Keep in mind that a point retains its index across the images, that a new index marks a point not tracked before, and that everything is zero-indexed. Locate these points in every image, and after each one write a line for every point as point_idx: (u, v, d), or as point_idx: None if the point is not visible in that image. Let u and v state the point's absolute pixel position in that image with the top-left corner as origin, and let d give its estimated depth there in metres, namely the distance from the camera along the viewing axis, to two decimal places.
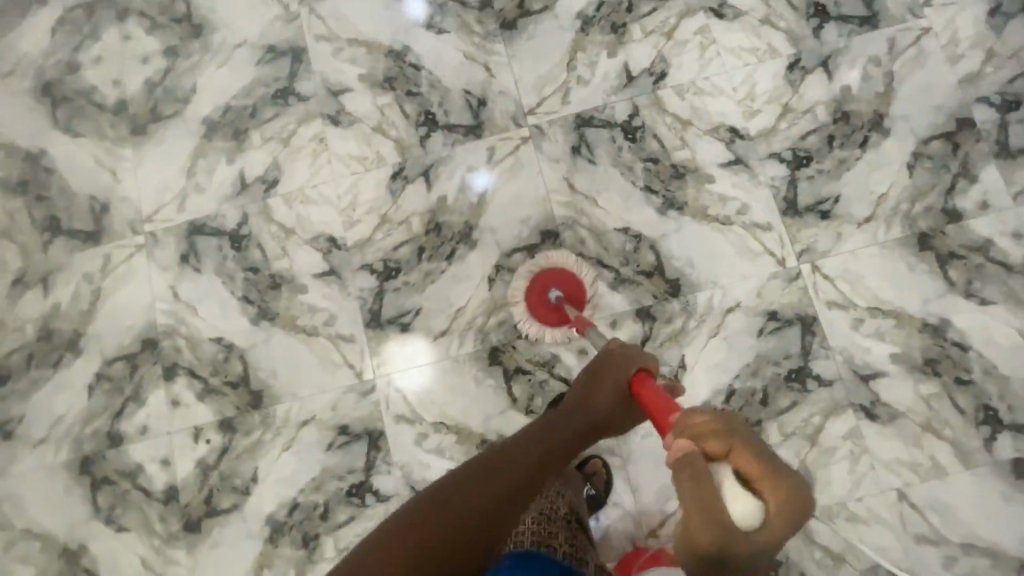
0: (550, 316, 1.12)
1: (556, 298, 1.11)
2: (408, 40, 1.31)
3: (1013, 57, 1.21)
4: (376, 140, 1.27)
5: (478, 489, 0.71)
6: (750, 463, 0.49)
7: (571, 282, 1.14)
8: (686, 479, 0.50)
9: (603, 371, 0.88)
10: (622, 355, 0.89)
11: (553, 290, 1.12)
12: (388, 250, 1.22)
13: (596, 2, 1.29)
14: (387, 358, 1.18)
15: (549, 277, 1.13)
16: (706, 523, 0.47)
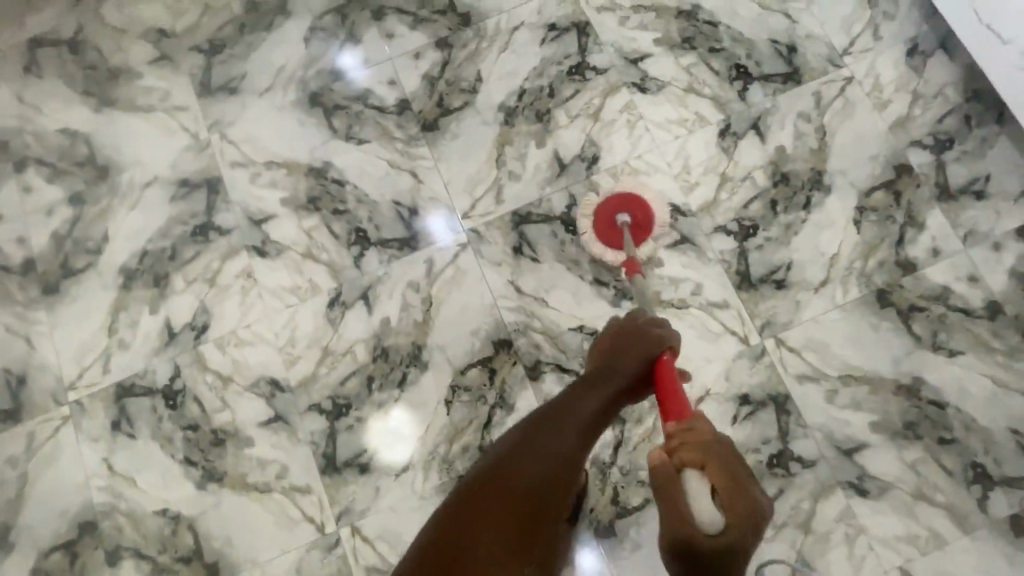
0: (613, 237, 1.13)
1: (622, 221, 1.13)
2: (328, 155, 1.25)
3: (938, 96, 1.19)
4: (307, 267, 1.20)
5: (506, 487, 0.70)
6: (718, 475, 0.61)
7: (641, 209, 1.15)
8: (665, 485, 0.61)
9: (622, 353, 0.88)
10: (634, 334, 0.90)
11: (622, 214, 1.14)
12: (335, 385, 1.14)
13: (516, 91, 1.25)
14: (371, 437, 1.11)
15: (613, 203, 1.15)
16: (678, 518, 0.58)
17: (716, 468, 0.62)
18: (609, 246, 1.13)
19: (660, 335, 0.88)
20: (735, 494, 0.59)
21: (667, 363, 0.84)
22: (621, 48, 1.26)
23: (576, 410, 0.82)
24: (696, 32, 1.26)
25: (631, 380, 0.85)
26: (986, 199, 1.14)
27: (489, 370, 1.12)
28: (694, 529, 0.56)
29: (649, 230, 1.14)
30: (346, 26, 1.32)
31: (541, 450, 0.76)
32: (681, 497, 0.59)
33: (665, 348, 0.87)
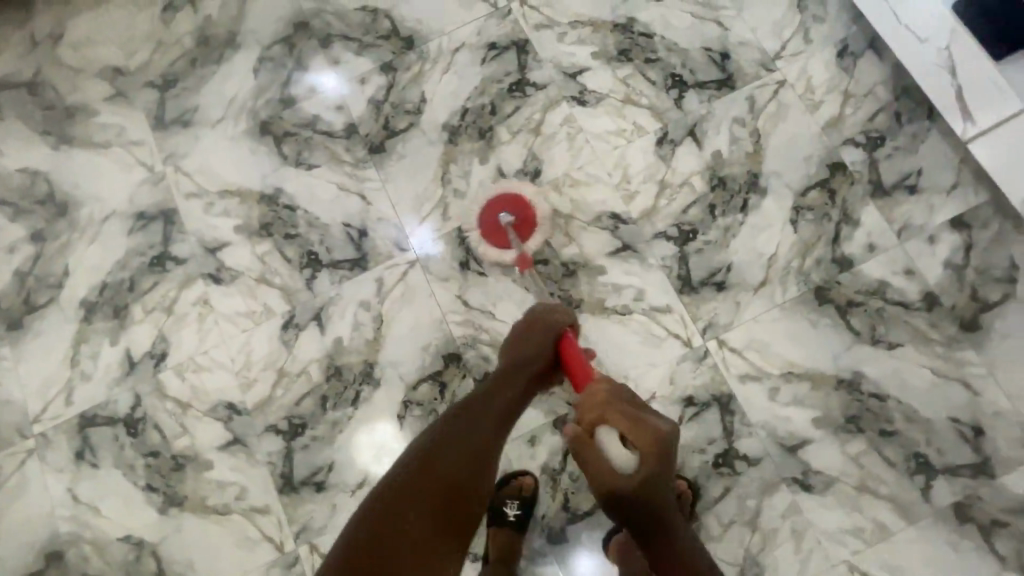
0: (497, 237, 1.16)
1: (505, 220, 1.14)
2: (279, 182, 1.29)
3: (869, 94, 1.22)
4: (262, 292, 1.23)
5: (435, 464, 0.80)
6: (620, 420, 0.83)
7: (524, 208, 1.16)
8: (583, 449, 0.83)
9: (525, 344, 0.99)
10: (547, 317, 1.01)
11: (505, 213, 1.16)
12: (291, 406, 1.17)
13: (459, 110, 1.29)
14: (358, 446, 1.14)
15: (503, 201, 1.17)
16: (603, 478, 0.80)
17: (615, 413, 0.84)
18: (495, 244, 1.16)
19: (562, 320, 1.01)
20: (640, 429, 0.82)
21: (571, 341, 0.99)
22: (559, 63, 1.29)
23: (493, 404, 0.91)
24: (632, 44, 1.29)
25: (538, 365, 0.98)
26: (919, 194, 1.16)
27: (440, 384, 1.15)
28: (613, 472, 0.79)
29: (530, 228, 1.16)
30: (293, 56, 1.36)
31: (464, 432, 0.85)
32: (605, 460, 0.81)
33: (567, 331, 1.00)
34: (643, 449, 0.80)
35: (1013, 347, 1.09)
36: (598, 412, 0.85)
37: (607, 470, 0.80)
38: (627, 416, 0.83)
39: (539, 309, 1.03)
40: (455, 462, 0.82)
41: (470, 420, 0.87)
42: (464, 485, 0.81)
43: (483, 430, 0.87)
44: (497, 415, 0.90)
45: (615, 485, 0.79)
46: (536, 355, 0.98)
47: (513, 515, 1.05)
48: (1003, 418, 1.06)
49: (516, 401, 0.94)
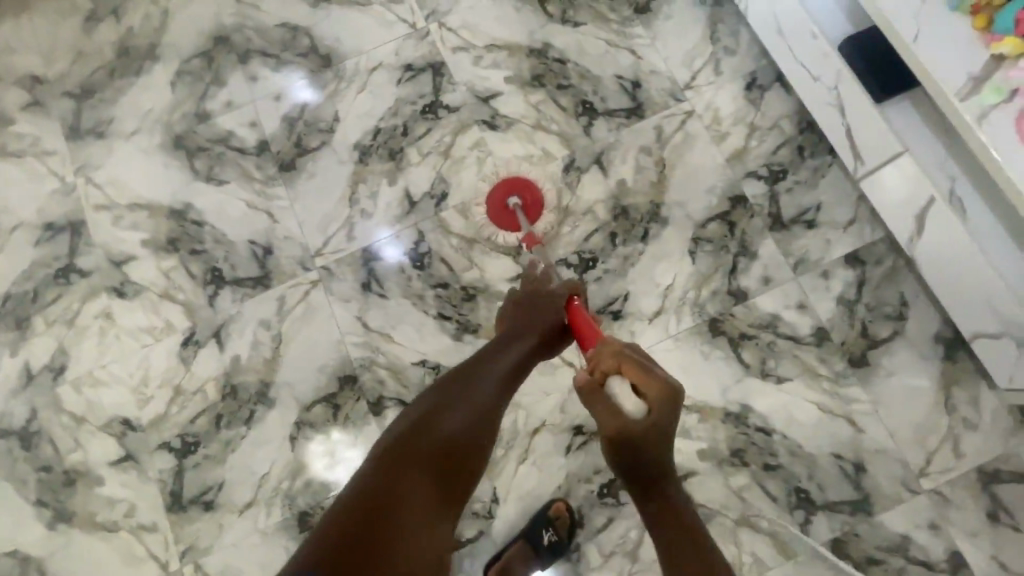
0: (505, 219, 1.17)
1: (513, 204, 1.16)
2: (189, 197, 1.28)
3: (773, 128, 1.23)
4: (163, 307, 1.23)
5: (425, 441, 0.70)
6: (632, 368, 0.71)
7: (532, 192, 1.17)
8: (592, 395, 0.70)
9: (532, 309, 0.90)
10: (546, 292, 0.92)
11: (514, 197, 1.17)
12: (185, 423, 1.17)
13: (372, 131, 1.29)
14: (312, 455, 1.13)
15: (508, 185, 1.17)
16: (611, 419, 0.66)
17: (626, 355, 0.72)
18: (503, 227, 1.18)
19: (563, 288, 0.91)
20: (646, 373, 0.69)
21: (580, 308, 0.87)
22: (473, 86, 1.30)
23: (494, 367, 0.83)
24: (546, 69, 1.29)
25: (536, 336, 0.87)
26: (817, 228, 1.17)
27: (334, 406, 1.15)
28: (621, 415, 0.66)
29: (540, 211, 1.17)
30: (211, 70, 1.35)
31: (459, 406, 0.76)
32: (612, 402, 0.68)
33: (573, 299, 0.89)
34: (651, 391, 0.67)
35: (898, 384, 1.10)
36: (615, 359, 0.72)
37: (615, 411, 0.67)
38: (638, 362, 0.71)
39: (538, 288, 0.94)
40: (455, 432, 0.73)
41: (467, 390, 0.78)
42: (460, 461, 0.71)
43: (482, 398, 0.78)
44: (502, 382, 0.82)
45: (625, 428, 0.65)
46: (539, 324, 0.88)
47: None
48: (883, 455, 1.07)
49: (523, 364, 0.86)
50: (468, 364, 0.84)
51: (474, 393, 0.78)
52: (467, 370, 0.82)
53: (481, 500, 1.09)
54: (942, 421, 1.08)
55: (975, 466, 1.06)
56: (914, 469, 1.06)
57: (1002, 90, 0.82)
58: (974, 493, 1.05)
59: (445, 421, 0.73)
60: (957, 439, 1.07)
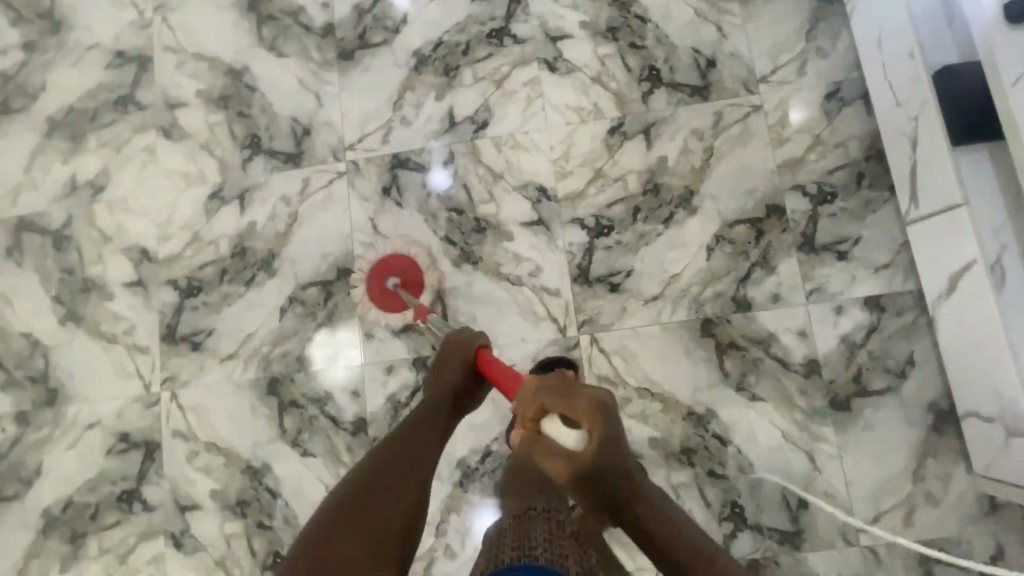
0: (391, 303, 1.12)
1: (393, 284, 1.12)
2: (249, 60, 1.32)
3: (838, 147, 1.15)
4: (201, 158, 1.30)
5: (380, 503, 0.64)
6: (551, 400, 0.61)
7: (411, 273, 1.14)
8: (532, 452, 0.61)
9: (443, 370, 0.88)
10: (459, 342, 0.90)
11: (391, 277, 1.12)
12: (194, 268, 1.25)
13: (434, 42, 1.28)
14: (316, 350, 1.19)
15: (385, 266, 1.13)
16: (560, 465, 0.59)
17: (540, 393, 0.62)
18: (386, 308, 1.12)
19: (471, 336, 0.89)
20: (570, 396, 0.60)
21: (485, 354, 0.87)
22: (546, 22, 1.26)
23: (413, 464, 0.71)
24: (624, 24, 1.24)
25: (456, 390, 0.87)
26: (846, 261, 1.12)
27: (326, 292, 1.21)
28: (566, 461, 0.59)
29: (416, 284, 1.15)
30: None
31: (369, 535, 0.61)
32: (549, 445, 0.60)
33: (482, 348, 0.88)
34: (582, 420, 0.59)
35: (873, 438, 1.07)
36: (535, 400, 0.63)
37: (565, 460, 0.59)
38: (549, 396, 0.62)
39: (449, 337, 0.91)
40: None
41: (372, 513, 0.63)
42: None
43: (399, 508, 0.65)
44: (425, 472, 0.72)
45: (580, 475, 0.59)
46: (452, 387, 0.87)
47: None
48: (831, 499, 1.06)
49: (445, 433, 0.83)
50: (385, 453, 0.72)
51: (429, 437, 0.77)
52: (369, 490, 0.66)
53: None
54: (904, 487, 1.05)
55: (920, 539, 1.03)
56: (857, 522, 1.05)
57: None
58: (910, 564, 1.03)
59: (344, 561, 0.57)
60: (914, 509, 1.04)
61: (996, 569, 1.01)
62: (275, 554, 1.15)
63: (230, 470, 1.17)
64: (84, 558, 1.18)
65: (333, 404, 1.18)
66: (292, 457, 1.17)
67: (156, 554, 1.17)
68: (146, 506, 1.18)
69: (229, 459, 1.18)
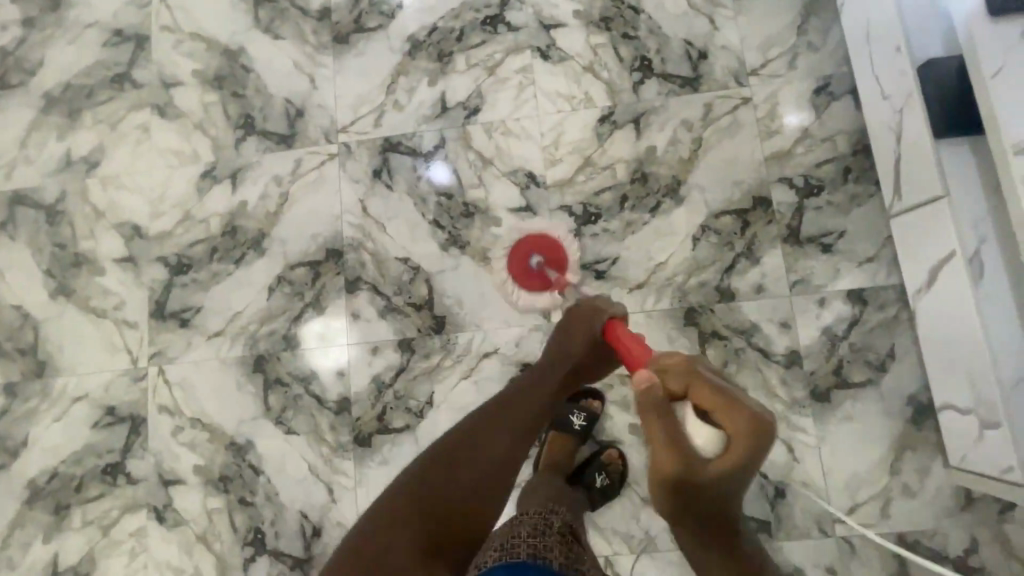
0: (532, 282, 1.12)
1: (535, 263, 1.13)
2: (245, 42, 1.33)
3: (826, 141, 1.16)
4: (195, 137, 1.31)
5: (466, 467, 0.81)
6: (708, 397, 0.64)
7: (552, 247, 1.13)
8: (657, 421, 0.64)
9: (569, 335, 0.96)
10: (591, 310, 0.95)
11: (533, 256, 1.13)
12: (184, 246, 1.26)
13: (429, 27, 1.29)
14: (309, 334, 1.20)
15: (526, 243, 1.14)
16: (675, 460, 0.63)
17: (711, 386, 0.65)
18: (529, 291, 1.13)
19: (603, 308, 0.94)
20: (732, 411, 0.62)
21: (617, 325, 0.88)
22: (540, 11, 1.27)
23: (520, 411, 0.90)
24: (617, 14, 1.25)
25: (568, 365, 0.95)
26: (830, 254, 1.13)
27: (315, 273, 1.22)
28: (686, 453, 0.62)
29: (561, 254, 1.13)
30: None
31: (479, 452, 0.83)
32: (672, 427, 0.64)
33: (613, 319, 0.91)
34: (733, 426, 0.62)
35: (851, 430, 1.07)
36: (685, 382, 0.67)
37: (682, 452, 0.62)
38: (720, 398, 0.64)
39: (587, 304, 0.96)
40: (474, 480, 0.81)
41: (486, 441, 0.85)
42: (489, 487, 0.81)
43: (507, 441, 0.86)
44: (531, 417, 0.90)
45: (690, 472, 0.63)
46: (570, 352, 0.95)
47: (579, 425, 1.08)
48: (808, 489, 1.06)
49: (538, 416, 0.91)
50: (505, 397, 0.92)
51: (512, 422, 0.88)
52: (482, 423, 0.87)
53: (416, 398, 1.16)
54: (881, 479, 1.05)
55: (895, 531, 1.04)
56: (833, 512, 1.05)
57: None
58: (884, 556, 1.04)
59: (461, 467, 0.81)
60: (889, 500, 1.05)
61: (970, 563, 1.02)
62: (256, 530, 1.15)
63: (214, 446, 1.18)
64: (67, 529, 1.19)
65: (318, 384, 1.19)
66: (275, 434, 1.18)
67: (138, 528, 1.18)
68: (130, 479, 1.19)
69: (214, 435, 1.19)
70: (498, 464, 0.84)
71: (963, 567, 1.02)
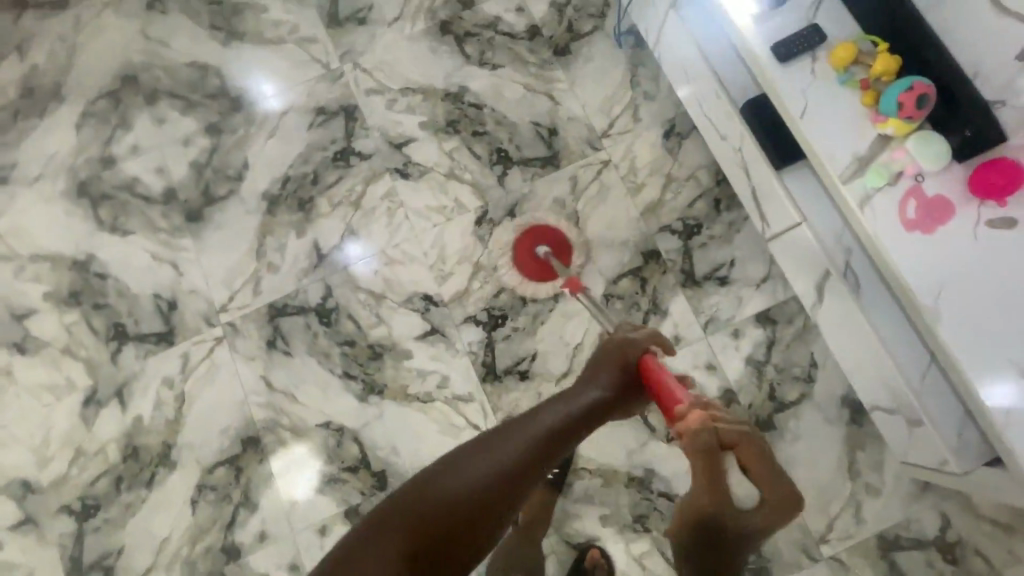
0: (534, 267, 1.14)
1: (542, 253, 1.14)
2: (92, 247, 1.25)
3: (690, 179, 1.21)
4: (65, 365, 1.20)
5: (434, 512, 0.56)
6: (750, 455, 0.72)
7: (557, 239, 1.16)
8: (703, 470, 0.71)
9: (604, 367, 0.79)
10: (628, 346, 0.80)
11: (539, 246, 1.15)
12: (85, 486, 1.15)
13: (281, 179, 1.25)
14: (265, 526, 1.11)
15: (539, 233, 1.16)
16: (708, 496, 0.73)
17: (755, 450, 0.72)
18: (535, 279, 1.14)
19: (643, 346, 0.80)
20: (774, 483, 0.73)
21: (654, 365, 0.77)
22: (386, 132, 1.26)
23: (542, 424, 0.67)
24: (461, 115, 1.26)
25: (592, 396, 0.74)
26: (729, 286, 1.16)
27: (235, 469, 1.13)
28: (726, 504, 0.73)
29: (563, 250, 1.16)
30: (118, 112, 1.30)
31: (488, 462, 0.61)
32: (721, 486, 0.72)
33: (647, 357, 0.78)
34: (769, 487, 0.73)
35: (803, 449, 1.09)
36: (717, 435, 0.71)
37: (724, 502, 0.73)
38: (765, 464, 0.73)
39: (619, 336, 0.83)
40: (473, 489, 0.59)
41: (496, 446, 0.63)
42: (478, 522, 0.58)
43: (501, 470, 0.61)
44: (550, 438, 0.67)
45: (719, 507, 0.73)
46: (609, 368, 0.78)
47: (551, 474, 1.05)
48: (784, 521, 1.07)
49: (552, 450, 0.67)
50: (519, 417, 0.68)
51: (514, 446, 0.64)
52: (501, 429, 0.66)
53: None
54: (844, 487, 1.07)
55: (874, 533, 1.06)
56: (814, 535, 1.06)
57: (884, 173, 0.81)
58: (873, 561, 1.05)
59: (459, 472, 0.60)
60: (859, 505, 1.07)
61: (949, 539, 1.05)
62: None
63: None
64: None
65: None
66: None
67: None
68: None
69: None
70: (504, 483, 0.61)
71: (944, 545, 1.05)
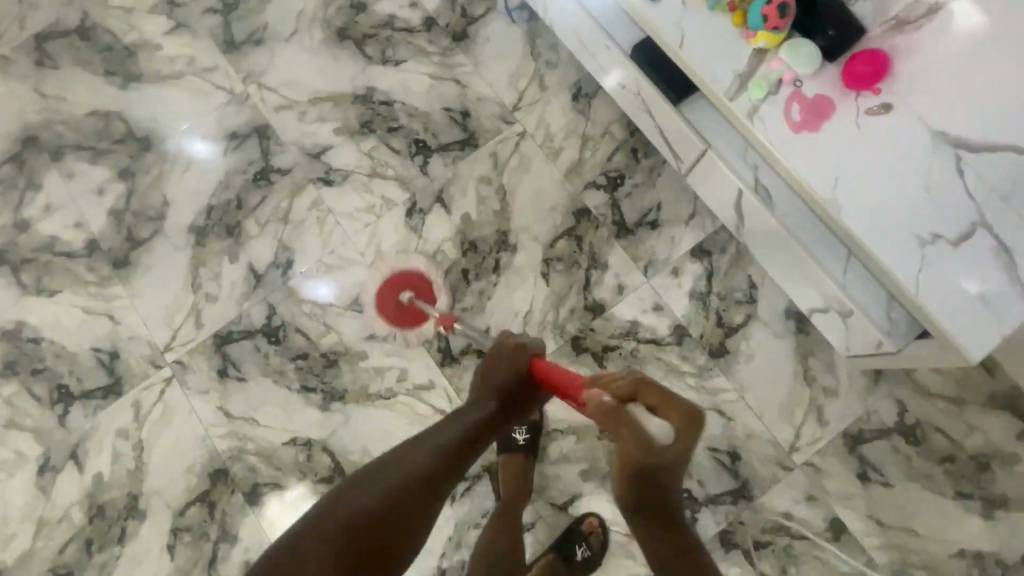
0: (405, 318, 1.13)
1: (406, 299, 1.13)
2: (20, 314, 1.20)
3: (604, 135, 1.24)
4: (10, 438, 1.15)
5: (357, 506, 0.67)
6: (655, 394, 0.69)
7: (420, 287, 1.15)
8: (616, 426, 0.67)
9: (498, 372, 0.85)
10: (513, 349, 0.86)
11: (405, 291, 1.14)
12: (52, 556, 1.10)
13: (205, 209, 1.24)
14: (247, 555, 1.09)
15: (393, 283, 1.15)
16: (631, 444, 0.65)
17: (657, 389, 0.69)
18: (404, 325, 1.14)
19: (525, 347, 0.86)
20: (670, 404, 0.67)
21: (546, 364, 0.84)
22: (302, 144, 1.26)
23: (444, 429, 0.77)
24: (374, 114, 1.27)
25: (492, 403, 0.82)
26: (660, 228, 1.19)
27: (208, 505, 1.11)
28: (647, 442, 0.64)
29: (433, 296, 1.15)
30: (25, 173, 1.27)
31: (397, 466, 0.72)
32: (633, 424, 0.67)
33: (536, 358, 0.86)
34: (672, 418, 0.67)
35: (758, 368, 1.13)
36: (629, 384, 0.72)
37: (644, 442, 0.64)
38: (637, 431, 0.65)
39: (503, 343, 0.88)
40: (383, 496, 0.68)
41: (402, 458, 0.73)
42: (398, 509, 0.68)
43: (413, 466, 0.72)
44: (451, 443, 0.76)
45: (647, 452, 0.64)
46: (504, 377, 0.84)
47: (523, 439, 1.06)
48: (754, 439, 1.10)
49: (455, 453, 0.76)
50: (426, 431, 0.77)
51: (418, 451, 0.74)
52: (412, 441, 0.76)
53: None
54: (804, 395, 1.11)
55: (840, 432, 1.09)
56: (785, 446, 1.10)
57: (763, 84, 0.85)
58: (844, 459, 1.08)
59: (365, 493, 0.68)
60: (821, 408, 1.10)
61: (908, 422, 1.09)
62: None
63: None
64: None
65: None
66: None
67: None
68: None
69: None
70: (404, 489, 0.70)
71: (905, 429, 1.08)
